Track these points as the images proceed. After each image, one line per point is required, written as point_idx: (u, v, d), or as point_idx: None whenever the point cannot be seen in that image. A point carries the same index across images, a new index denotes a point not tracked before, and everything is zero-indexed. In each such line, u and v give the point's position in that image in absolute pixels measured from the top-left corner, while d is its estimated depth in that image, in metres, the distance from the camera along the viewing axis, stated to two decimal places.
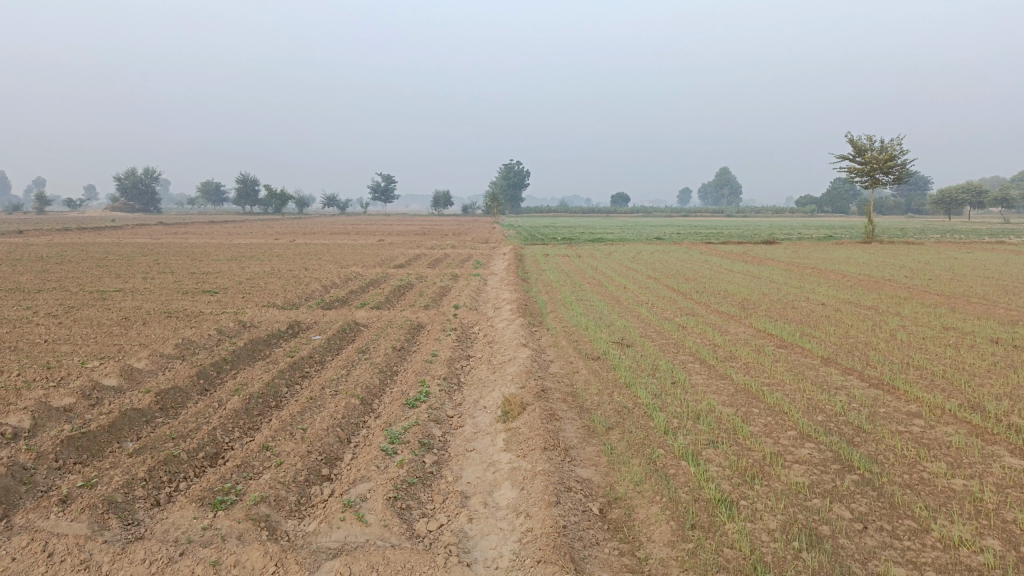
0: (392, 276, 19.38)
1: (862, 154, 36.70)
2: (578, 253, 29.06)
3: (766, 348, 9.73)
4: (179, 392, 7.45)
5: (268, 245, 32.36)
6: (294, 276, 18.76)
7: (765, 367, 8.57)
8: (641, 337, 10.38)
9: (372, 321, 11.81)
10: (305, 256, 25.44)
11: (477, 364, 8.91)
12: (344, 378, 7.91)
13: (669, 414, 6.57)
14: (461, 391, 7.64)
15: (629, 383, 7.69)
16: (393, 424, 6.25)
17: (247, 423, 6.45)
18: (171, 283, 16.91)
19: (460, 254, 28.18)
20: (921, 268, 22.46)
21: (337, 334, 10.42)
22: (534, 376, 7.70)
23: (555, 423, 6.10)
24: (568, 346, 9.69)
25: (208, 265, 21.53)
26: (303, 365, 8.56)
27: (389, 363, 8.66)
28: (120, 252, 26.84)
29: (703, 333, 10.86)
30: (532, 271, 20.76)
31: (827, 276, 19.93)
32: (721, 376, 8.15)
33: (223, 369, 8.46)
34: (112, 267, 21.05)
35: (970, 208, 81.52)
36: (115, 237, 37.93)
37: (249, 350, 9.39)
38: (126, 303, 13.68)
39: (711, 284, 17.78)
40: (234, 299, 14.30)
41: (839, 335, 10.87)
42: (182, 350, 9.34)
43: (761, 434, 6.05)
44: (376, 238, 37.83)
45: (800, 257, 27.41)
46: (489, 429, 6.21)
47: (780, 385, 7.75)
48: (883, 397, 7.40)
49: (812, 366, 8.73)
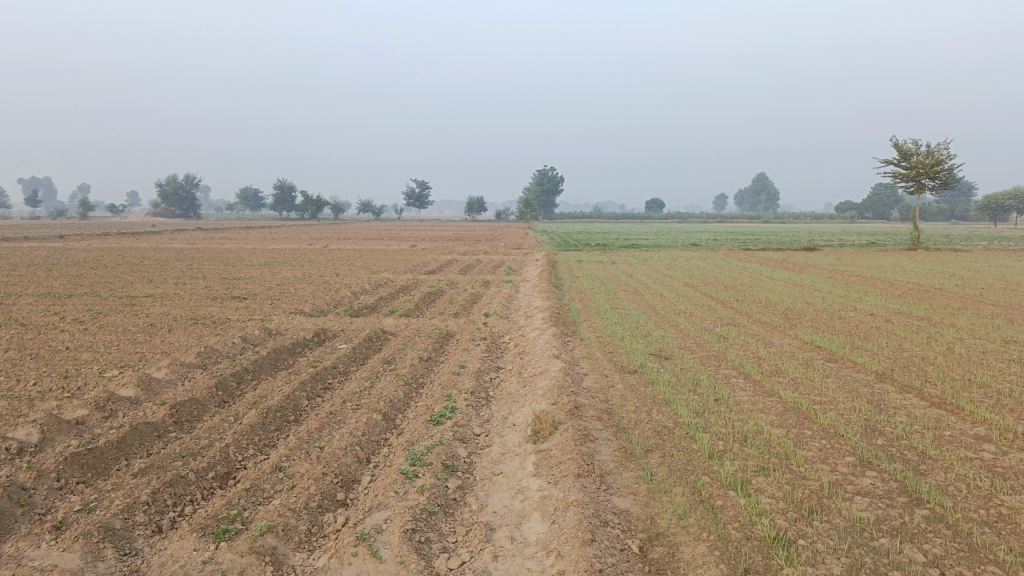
0: (423, 283, 19.08)
1: (908, 158, 35.57)
2: (612, 259, 28.51)
3: (815, 362, 9.14)
4: (196, 403, 7.14)
5: (301, 249, 32.39)
6: (325, 282, 18.54)
7: (815, 383, 8.01)
8: (680, 349, 9.85)
9: (400, 330, 11.46)
10: (337, 261, 25.27)
11: (507, 376, 8.48)
12: (367, 391, 7.53)
13: (713, 435, 6.07)
14: (490, 406, 7.20)
15: (668, 400, 7.20)
16: (416, 443, 5.84)
17: (262, 440, 6.10)
18: (202, 289, 16.77)
19: (492, 260, 27.79)
20: (973, 277, 21.46)
21: (363, 343, 10.08)
22: (566, 391, 7.24)
23: (589, 445, 5.64)
24: (603, 359, 9.22)
25: (239, 270, 21.46)
26: (325, 376, 8.20)
27: (415, 375, 8.27)
28: (155, 258, 26.97)
29: (745, 345, 10.31)
30: (567, 278, 20.32)
31: (874, 284, 19.14)
32: (767, 392, 7.61)
33: (244, 379, 8.16)
34: (146, 272, 21.10)
35: (1018, 214, 78.99)
36: (152, 243, 38.26)
37: (272, 359, 9.08)
38: (154, 309, 13.53)
39: (752, 293, 17.14)
40: (262, 305, 14.07)
41: (892, 348, 10.23)
42: (204, 359, 9.07)
43: (815, 460, 5.52)
44: (409, 245, 37.68)
45: (844, 264, 26.51)
46: (518, 451, 5.76)
47: (833, 404, 7.19)
48: (946, 418, 6.80)
49: (865, 383, 8.13)
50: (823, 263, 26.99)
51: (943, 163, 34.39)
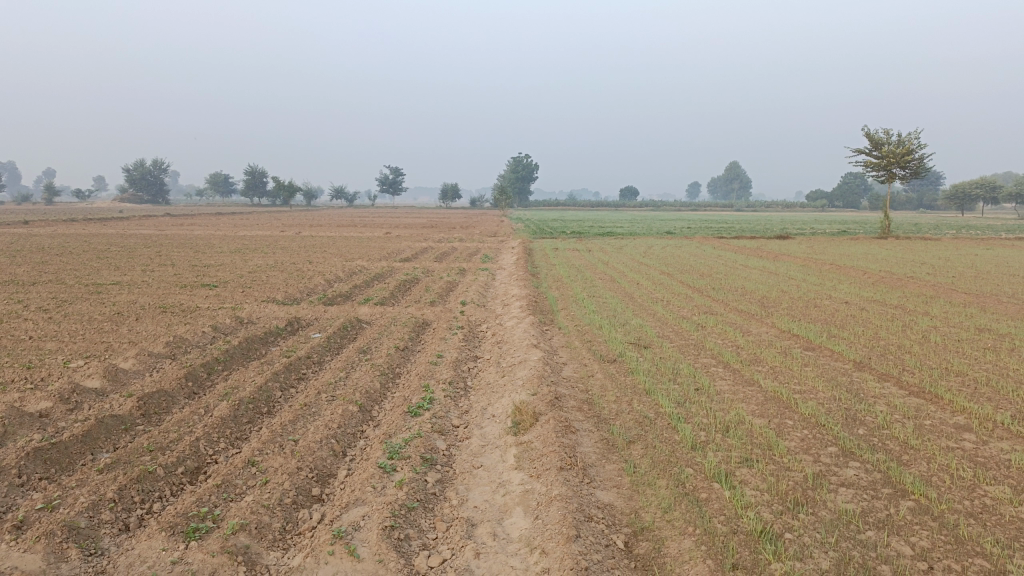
0: (398, 270, 18.86)
1: (879, 148, 35.90)
2: (588, 247, 28.46)
3: (793, 351, 9.12)
4: (165, 395, 6.93)
5: (273, 236, 31.88)
6: (298, 269, 18.24)
7: (795, 372, 7.99)
8: (659, 338, 9.79)
9: (375, 318, 11.27)
10: (310, 249, 24.93)
11: (485, 366, 8.35)
12: (342, 381, 7.36)
13: (695, 426, 6.00)
14: (468, 396, 7.07)
15: (649, 389, 7.12)
16: (393, 436, 5.70)
17: (234, 433, 5.92)
18: (171, 276, 16.40)
19: (467, 247, 27.62)
20: (944, 265, 21.71)
21: (337, 333, 9.88)
22: (546, 382, 7.13)
23: (571, 437, 5.54)
24: (582, 348, 9.12)
25: (210, 257, 21.07)
26: (299, 366, 8.01)
27: (391, 365, 8.11)
28: (122, 244, 26.41)
29: (724, 333, 10.28)
30: (543, 266, 20.23)
31: (848, 273, 19.27)
32: (748, 382, 7.57)
33: (215, 369, 7.94)
34: (113, 259, 20.64)
35: (984, 203, 80.33)
36: (120, 229, 37.48)
37: (244, 349, 8.85)
38: (121, 297, 13.18)
39: (728, 280, 17.17)
40: (233, 293, 13.79)
41: (869, 336, 10.26)
42: (173, 349, 8.82)
43: (798, 451, 5.48)
44: (382, 231, 37.33)
45: (817, 253, 26.70)
46: (499, 443, 5.64)
47: (813, 393, 7.17)
48: (925, 407, 6.81)
49: (844, 371, 8.13)
50: (796, 251, 27.15)
51: (914, 152, 34.76)
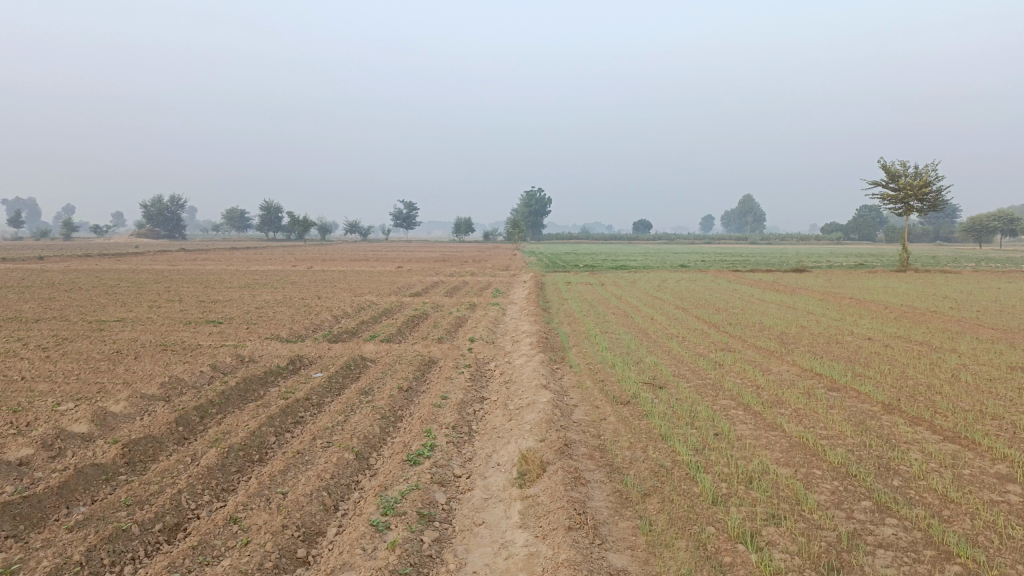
0: (408, 305, 18.54)
1: (895, 180, 35.49)
2: (601, 280, 28.04)
3: (817, 392, 8.65)
4: (152, 442, 6.57)
5: (285, 271, 31.70)
6: (306, 305, 17.96)
7: (820, 416, 7.52)
8: (675, 378, 9.35)
9: (380, 357, 10.91)
10: (319, 283, 24.69)
11: (492, 408, 7.95)
12: (340, 426, 6.98)
13: (715, 476, 5.56)
14: (473, 442, 6.66)
15: (665, 435, 6.69)
16: (389, 488, 5.30)
17: (220, 484, 5.55)
18: (177, 313, 16.16)
19: (479, 282, 27.28)
20: (967, 299, 21.13)
21: (340, 372, 9.52)
22: (555, 426, 6.71)
23: (581, 490, 5.12)
24: (593, 388, 8.70)
25: (219, 293, 20.86)
26: (296, 409, 7.64)
27: (393, 408, 7.72)
28: (133, 280, 26.31)
29: (742, 372, 9.83)
30: (555, 301, 19.87)
31: (867, 307, 18.76)
32: (770, 426, 7.12)
33: (208, 413, 7.59)
34: (121, 295, 20.47)
35: (1002, 235, 79.42)
36: (132, 264, 37.60)
37: (241, 390, 8.50)
38: (123, 335, 12.91)
39: (745, 316, 16.70)
40: (237, 330, 13.48)
41: (896, 376, 9.77)
42: (167, 391, 8.48)
43: (829, 507, 5.03)
44: (395, 266, 37.19)
45: (835, 286, 26.17)
46: (502, 497, 5.22)
47: (841, 439, 6.71)
48: (963, 454, 6.33)
49: (872, 414, 7.65)
50: (814, 285, 26.63)
51: (931, 184, 34.31)
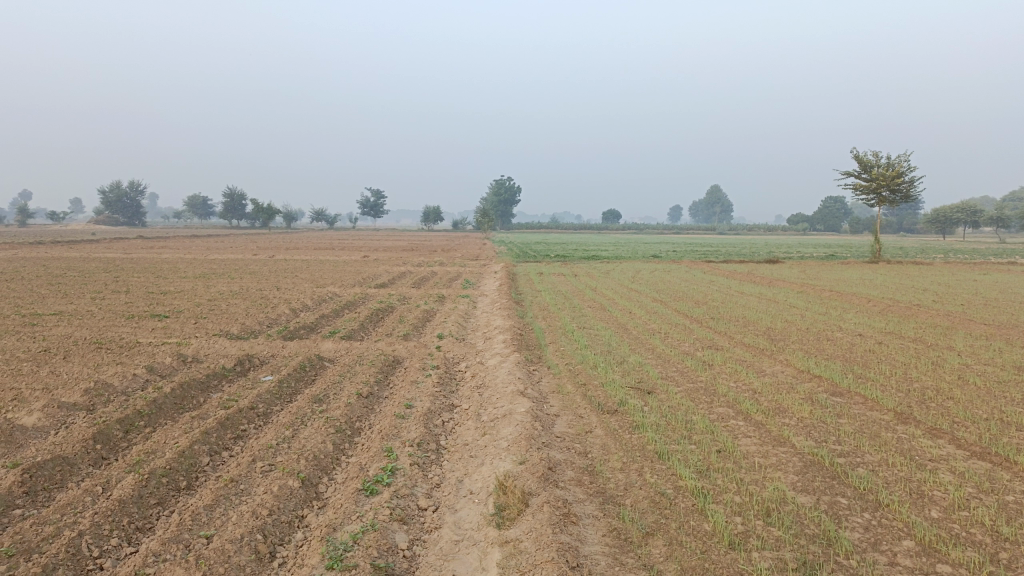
0: (373, 297, 17.50)
1: (868, 171, 35.15)
2: (573, 272, 27.23)
3: (820, 397, 7.89)
4: (60, 464, 5.56)
5: (245, 260, 30.36)
6: (262, 297, 16.86)
7: (830, 427, 6.75)
8: (663, 381, 8.50)
9: (339, 356, 9.93)
10: (280, 273, 23.50)
11: (463, 419, 7.04)
12: (286, 443, 6.02)
13: (728, 509, 4.73)
14: (440, 463, 5.75)
15: (662, 454, 5.84)
16: (339, 529, 4.38)
17: (135, 525, 4.58)
18: (121, 306, 14.97)
19: (447, 272, 26.34)
20: (949, 292, 20.62)
21: (292, 375, 8.53)
22: (536, 444, 5.83)
23: (572, 532, 4.24)
24: (575, 394, 7.84)
25: (170, 284, 19.57)
26: (238, 421, 6.66)
27: (349, 419, 6.77)
28: (80, 269, 24.78)
29: (734, 374, 9.05)
30: (528, 293, 19.02)
31: (850, 300, 18.15)
32: (777, 440, 6.32)
33: (134, 427, 6.58)
34: (64, 286, 19.12)
35: (965, 227, 80.22)
36: (83, 251, 35.92)
37: (176, 398, 7.49)
38: (56, 331, 11.77)
39: (726, 309, 15.97)
40: (184, 325, 12.36)
41: (899, 378, 9.05)
42: (92, 399, 7.43)
43: (867, 549, 4.22)
44: (361, 255, 36.01)
45: (812, 278, 25.59)
46: (477, 539, 4.33)
47: (859, 456, 5.93)
48: (999, 474, 5.58)
49: (885, 425, 6.91)
50: (791, 277, 26.03)
51: (904, 176, 33.99)
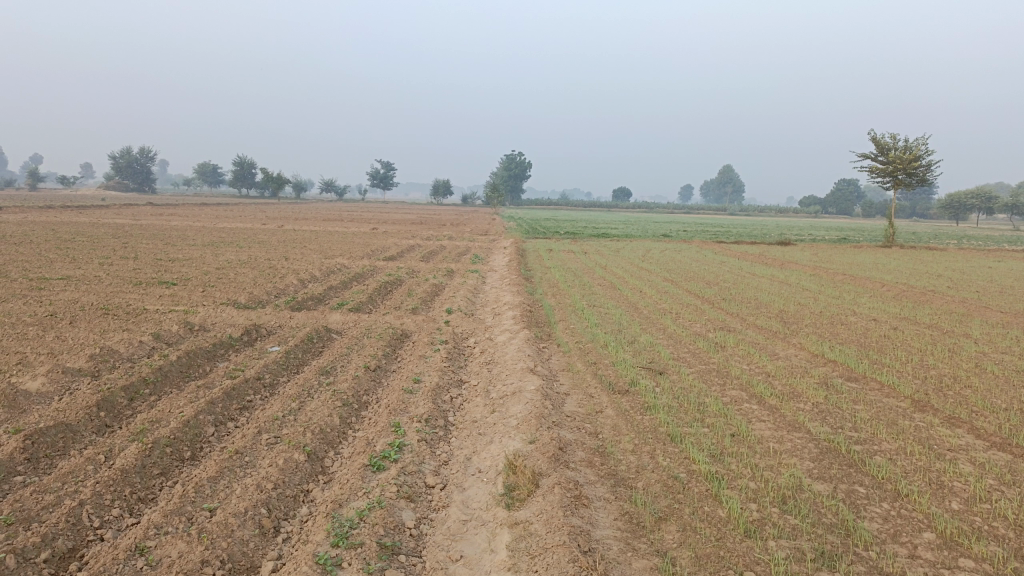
0: (381, 270, 17.39)
1: (884, 153, 34.68)
2: (583, 249, 27.04)
3: (834, 382, 7.75)
4: (63, 431, 5.49)
5: (254, 229, 30.29)
6: (271, 266, 16.77)
7: (846, 413, 6.61)
8: (675, 362, 8.36)
9: (347, 328, 9.83)
10: (289, 244, 23.41)
11: (472, 395, 6.93)
12: (291, 415, 5.92)
13: (743, 495, 4.61)
14: (448, 440, 5.64)
15: (674, 437, 5.71)
16: (345, 505, 4.28)
17: (137, 496, 4.50)
18: (129, 272, 14.90)
19: (456, 247, 26.16)
20: (964, 279, 20.36)
21: (299, 346, 8.43)
22: (547, 424, 5.71)
23: (583, 516, 4.13)
24: (585, 373, 7.72)
25: (178, 251, 19.50)
26: (243, 392, 6.57)
27: (357, 393, 6.66)
28: (89, 234, 24.75)
29: (747, 356, 8.91)
30: (537, 269, 18.86)
31: (863, 284, 17.93)
32: (792, 425, 6.19)
33: (139, 395, 6.50)
34: (73, 251, 19.07)
35: (979, 213, 79.42)
36: (93, 217, 35.89)
37: (181, 366, 7.40)
38: (63, 296, 11.70)
39: (738, 290, 15.79)
40: (191, 294, 12.28)
41: (915, 364, 8.89)
42: (97, 365, 7.35)
43: (886, 541, 4.10)
44: (370, 227, 35.88)
45: (824, 261, 25.33)
46: (485, 519, 4.22)
47: (877, 445, 5.79)
48: (1021, 466, 5.44)
49: (902, 413, 6.76)
50: (803, 259, 25.75)
51: (921, 159, 33.52)
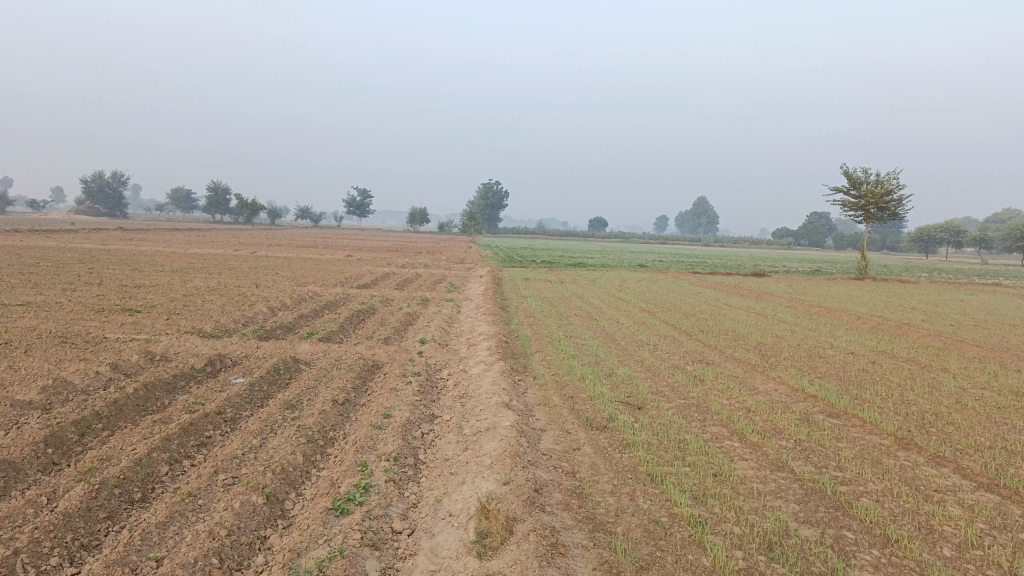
0: (354, 298, 17.07)
1: (857, 187, 35.12)
2: (559, 279, 26.91)
3: (816, 418, 7.57)
4: (4, 470, 5.12)
5: (226, 255, 29.80)
6: (241, 294, 16.38)
7: (830, 452, 6.43)
8: (654, 396, 8.14)
9: (316, 359, 9.51)
10: (260, 270, 23.01)
11: (444, 431, 6.65)
12: (251, 453, 5.60)
13: (727, 541, 4.38)
14: (417, 480, 5.35)
15: (655, 476, 5.48)
16: (304, 554, 3.98)
17: (78, 542, 4.15)
18: (92, 299, 14.44)
19: (432, 275, 25.88)
20: (937, 312, 20.46)
21: (265, 378, 8.11)
22: (522, 463, 5.45)
23: (561, 566, 3.87)
24: (562, 407, 7.47)
25: (146, 277, 19.04)
26: (203, 427, 6.23)
27: (323, 429, 6.36)
28: (55, 259, 24.15)
29: (727, 390, 8.73)
30: (513, 298, 18.67)
31: (838, 316, 17.93)
32: (775, 463, 5.99)
33: (91, 430, 6.14)
34: (36, 276, 18.54)
35: (947, 247, 80.79)
36: (60, 241, 35.12)
37: (139, 399, 7.04)
38: (20, 323, 11.25)
39: (715, 322, 15.68)
40: (155, 321, 11.88)
41: (896, 400, 8.76)
42: (48, 397, 6.97)
43: None
44: (344, 254, 35.54)
45: (799, 292, 25.39)
46: (455, 569, 3.94)
47: (863, 486, 5.60)
48: (1010, 508, 5.27)
49: (886, 451, 6.60)
50: (778, 291, 25.78)
51: (892, 193, 33.97)
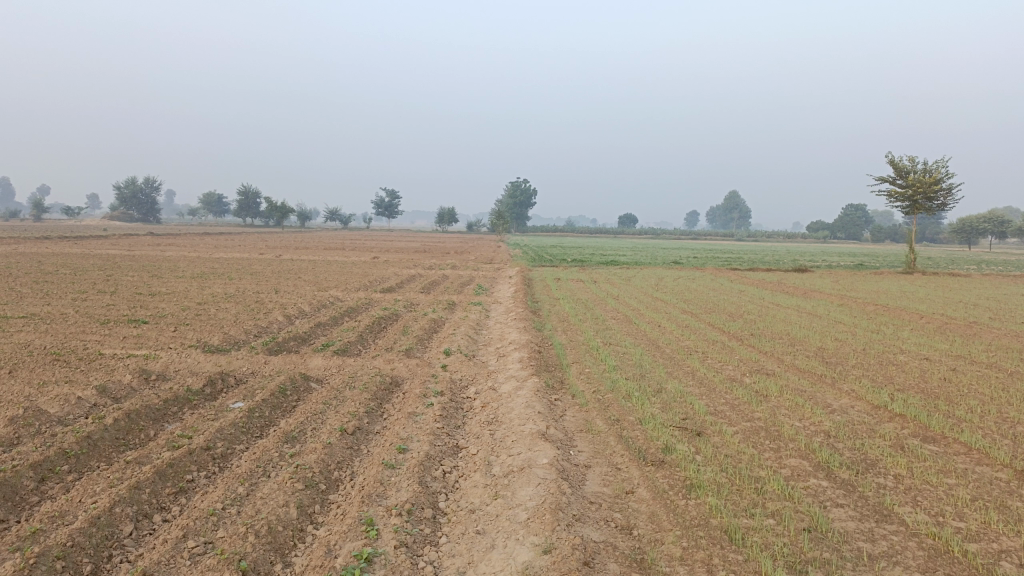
0: (377, 303, 16.09)
1: (903, 176, 33.38)
2: (593, 278, 25.73)
3: (911, 446, 6.37)
4: None
5: (250, 259, 29.11)
6: (257, 301, 15.45)
7: (941, 492, 5.25)
8: (714, 419, 6.99)
9: (329, 376, 8.52)
10: (283, 275, 22.19)
11: (470, 469, 5.60)
12: (233, 507, 4.58)
13: None
14: (435, 542, 4.31)
15: (735, 534, 4.36)
16: None
17: None
18: (100, 309, 13.61)
19: (459, 276, 24.88)
20: (1005, 308, 18.86)
21: (267, 401, 7.12)
22: (565, 520, 4.36)
23: None
24: (609, 435, 6.38)
25: (162, 284, 18.29)
26: (184, 468, 5.25)
27: (326, 468, 5.35)
28: (76, 267, 23.58)
29: (797, 408, 7.56)
30: (546, 301, 17.59)
31: (898, 315, 16.55)
32: (881, 512, 4.83)
33: (53, 475, 5.19)
34: (50, 285, 17.85)
35: (992, 238, 77.78)
36: (84, 248, 34.63)
37: (118, 431, 6.09)
38: (15, 338, 10.41)
39: (766, 324, 14.41)
40: (161, 334, 11.00)
41: (997, 418, 7.51)
42: (17, 430, 6.03)
43: None
44: (370, 255, 34.73)
45: (848, 289, 23.91)
46: None
47: (998, 543, 4.43)
48: None
49: (1009, 488, 5.40)
50: (826, 287, 24.32)
51: (942, 182, 32.19)
